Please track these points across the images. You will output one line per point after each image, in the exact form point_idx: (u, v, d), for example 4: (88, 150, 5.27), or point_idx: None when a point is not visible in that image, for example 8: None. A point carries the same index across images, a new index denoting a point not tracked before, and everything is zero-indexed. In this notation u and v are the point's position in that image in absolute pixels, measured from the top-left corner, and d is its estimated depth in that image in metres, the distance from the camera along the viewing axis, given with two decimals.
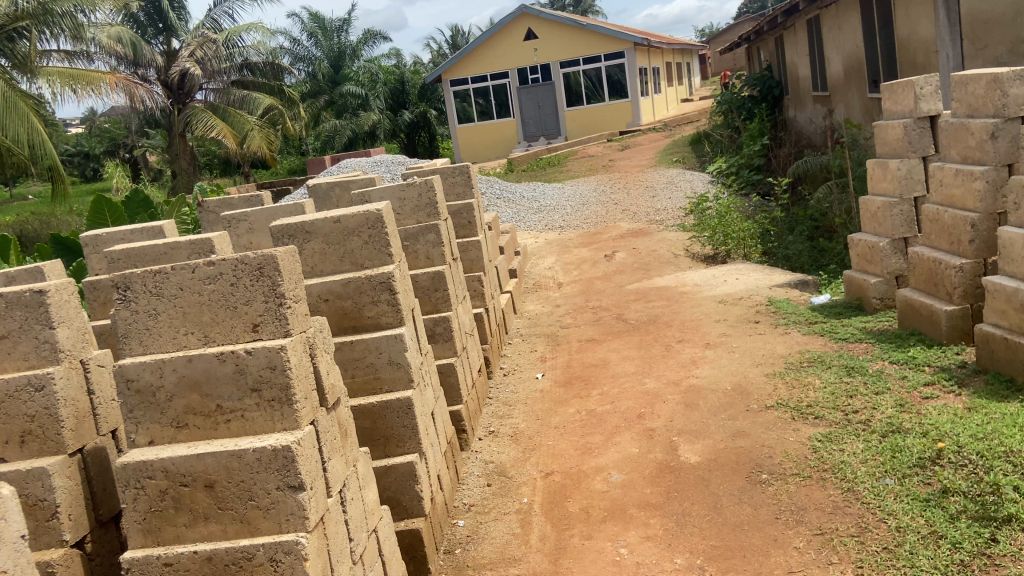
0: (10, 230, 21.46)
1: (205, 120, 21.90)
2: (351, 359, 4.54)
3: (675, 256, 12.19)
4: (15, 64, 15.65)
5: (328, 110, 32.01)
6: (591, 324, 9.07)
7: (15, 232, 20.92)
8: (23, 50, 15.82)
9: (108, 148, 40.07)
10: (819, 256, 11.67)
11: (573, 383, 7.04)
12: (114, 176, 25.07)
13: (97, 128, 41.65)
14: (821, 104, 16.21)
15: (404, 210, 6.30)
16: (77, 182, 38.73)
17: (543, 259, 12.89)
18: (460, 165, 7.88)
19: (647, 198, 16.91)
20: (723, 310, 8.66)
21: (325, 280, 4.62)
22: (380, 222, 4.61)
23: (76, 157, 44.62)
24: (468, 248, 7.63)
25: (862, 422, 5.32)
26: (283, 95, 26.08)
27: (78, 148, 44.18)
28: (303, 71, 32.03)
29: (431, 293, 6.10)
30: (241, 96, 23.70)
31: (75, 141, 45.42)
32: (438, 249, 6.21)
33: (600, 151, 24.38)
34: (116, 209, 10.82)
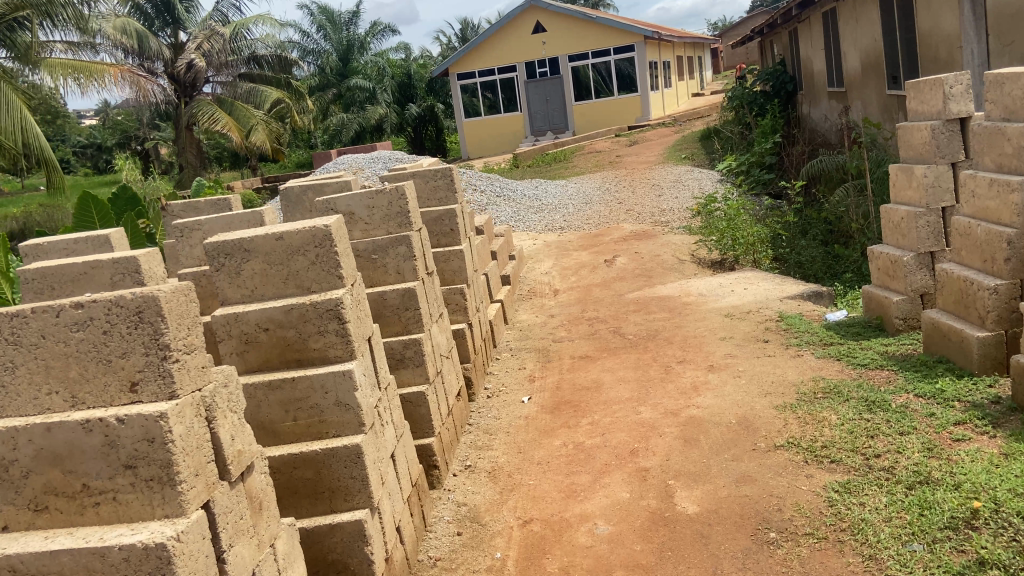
0: (14, 222, 20.99)
1: (210, 112, 21.27)
2: (291, 398, 3.90)
3: (681, 262, 11.52)
4: (16, 56, 15.16)
5: (336, 104, 31.24)
6: (586, 338, 8.42)
7: (16, 226, 20.45)
8: (25, 40, 15.29)
9: (119, 140, 39.47)
10: (833, 263, 10.97)
11: (561, 408, 6.39)
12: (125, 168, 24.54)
13: (109, 122, 41.09)
14: (837, 100, 15.48)
15: (372, 219, 5.65)
16: (87, 176, 38.30)
17: (541, 264, 12.23)
18: (441, 167, 7.24)
19: (653, 198, 16.21)
20: (728, 325, 7.99)
21: (264, 306, 3.98)
22: (328, 239, 3.99)
23: (88, 149, 44.12)
24: (449, 258, 7.00)
25: (885, 470, 4.67)
26: (290, 88, 25.49)
27: (91, 140, 43.58)
28: (312, 64, 31.28)
29: (400, 312, 5.48)
30: (248, 89, 23.01)
31: (89, 134, 44.99)
32: (410, 262, 5.58)
33: (608, 147, 23.65)
34: (103, 208, 10.03)
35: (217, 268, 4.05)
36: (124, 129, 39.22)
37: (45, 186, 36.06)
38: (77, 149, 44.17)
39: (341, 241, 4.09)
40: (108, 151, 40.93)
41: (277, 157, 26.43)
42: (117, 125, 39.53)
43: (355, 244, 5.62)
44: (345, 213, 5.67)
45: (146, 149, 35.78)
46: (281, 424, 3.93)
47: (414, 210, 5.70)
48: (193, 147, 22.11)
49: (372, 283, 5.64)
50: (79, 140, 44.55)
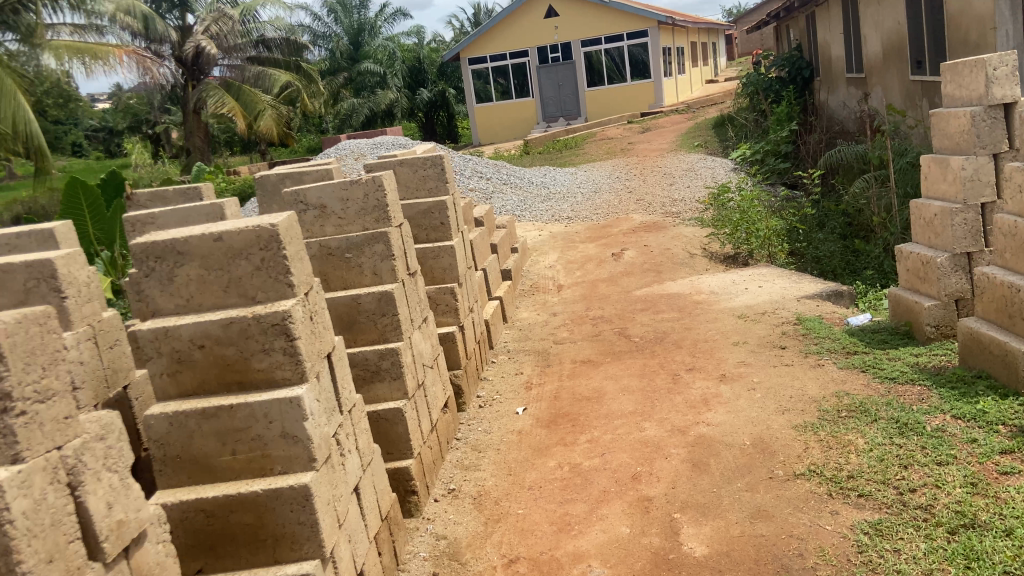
0: (18, 207, 20.57)
1: (217, 97, 20.66)
2: (228, 429, 3.34)
3: (692, 256, 10.85)
4: (21, 36, 14.78)
5: (348, 88, 30.59)
6: (588, 340, 7.80)
7: (18, 211, 19.99)
8: (28, 22, 14.92)
9: (128, 125, 38.82)
10: (853, 259, 10.30)
11: (557, 422, 5.79)
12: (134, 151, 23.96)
13: (118, 106, 40.54)
14: (857, 87, 14.72)
15: (347, 213, 5.03)
16: (97, 162, 37.75)
17: (545, 257, 11.61)
18: (431, 155, 6.60)
19: (663, 187, 15.54)
20: (744, 328, 7.34)
21: (200, 319, 3.42)
22: (275, 241, 3.41)
23: (100, 133, 43.50)
24: (439, 255, 6.42)
25: (922, 509, 4.06)
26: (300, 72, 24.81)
27: (102, 123, 42.74)
28: (322, 48, 30.62)
29: (376, 318, 4.89)
30: (257, 72, 22.36)
31: (100, 119, 44.41)
32: (388, 262, 4.96)
33: (619, 133, 22.91)
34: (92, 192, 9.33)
35: (146, 273, 3.49)
36: (135, 113, 38.41)
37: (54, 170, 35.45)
38: (89, 133, 43.57)
39: (292, 242, 3.51)
40: (118, 135, 40.22)
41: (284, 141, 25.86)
42: (127, 108, 38.75)
43: (328, 240, 5.02)
44: (317, 205, 5.06)
45: (156, 133, 35.14)
46: (218, 459, 3.37)
47: (394, 203, 5.08)
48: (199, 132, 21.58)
49: (346, 284, 5.04)
50: (92, 124, 43.99)
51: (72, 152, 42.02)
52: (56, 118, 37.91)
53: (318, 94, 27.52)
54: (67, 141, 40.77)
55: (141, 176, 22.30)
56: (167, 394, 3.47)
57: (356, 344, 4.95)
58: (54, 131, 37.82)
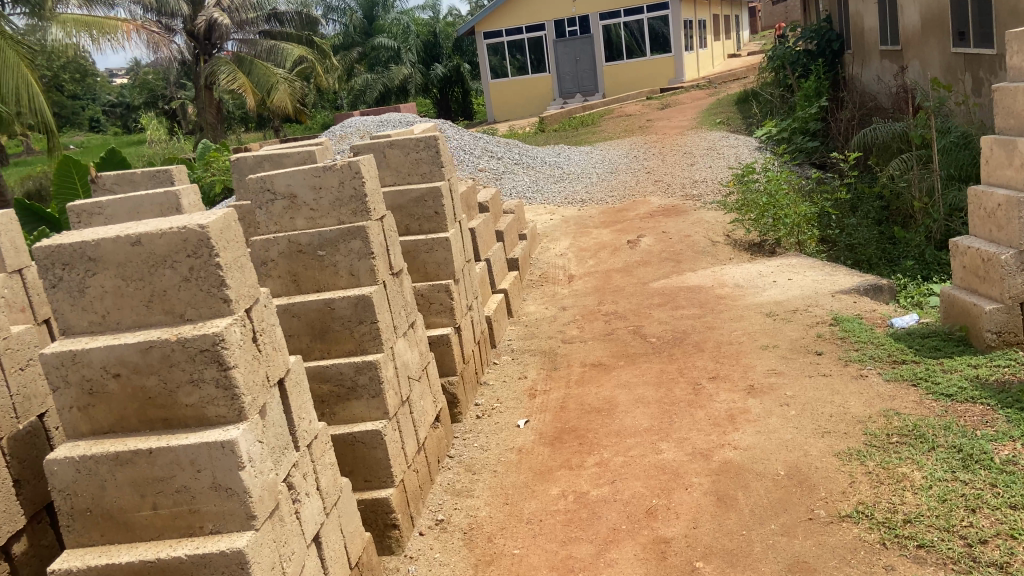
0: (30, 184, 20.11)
1: (228, 72, 19.67)
2: (147, 479, 2.71)
3: (714, 244, 10.08)
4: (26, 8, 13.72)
5: (361, 63, 29.72)
6: (600, 339, 7.12)
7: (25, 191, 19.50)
8: None
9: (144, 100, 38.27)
10: (890, 248, 9.55)
11: (563, 439, 5.13)
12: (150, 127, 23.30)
13: (135, 81, 40.01)
14: (891, 61, 13.80)
15: (320, 204, 4.37)
16: (114, 138, 37.31)
17: (557, 244, 10.89)
18: (424, 136, 5.89)
19: (683, 167, 14.76)
20: (773, 329, 6.62)
21: (113, 341, 2.77)
22: (205, 247, 2.75)
23: (118, 109, 42.85)
24: (433, 248, 5.75)
25: (998, 567, 3.37)
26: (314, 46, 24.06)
27: (120, 99, 42.07)
28: (335, 21, 29.82)
29: (352, 326, 4.24)
30: (269, 47, 21.32)
31: (118, 94, 43.98)
32: (366, 262, 4.29)
33: (638, 110, 22.02)
34: (85, 172, 9.41)
35: (52, 283, 2.85)
36: (150, 88, 37.77)
37: (70, 146, 34.99)
38: (107, 108, 42.86)
39: (230, 246, 2.84)
40: (134, 110, 39.57)
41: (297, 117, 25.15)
42: (144, 84, 38.14)
43: (297, 236, 4.36)
44: (286, 194, 4.40)
45: (170, 108, 34.47)
46: (136, 514, 2.75)
47: (375, 192, 4.42)
48: (212, 108, 20.68)
49: (320, 287, 4.39)
50: (110, 100, 43.30)
51: (91, 127, 41.65)
52: (74, 93, 37.41)
53: (333, 69, 26.74)
54: (84, 117, 40.31)
55: (156, 153, 21.77)
56: (79, 432, 2.84)
57: (332, 355, 4.30)
58: (70, 107, 37.28)
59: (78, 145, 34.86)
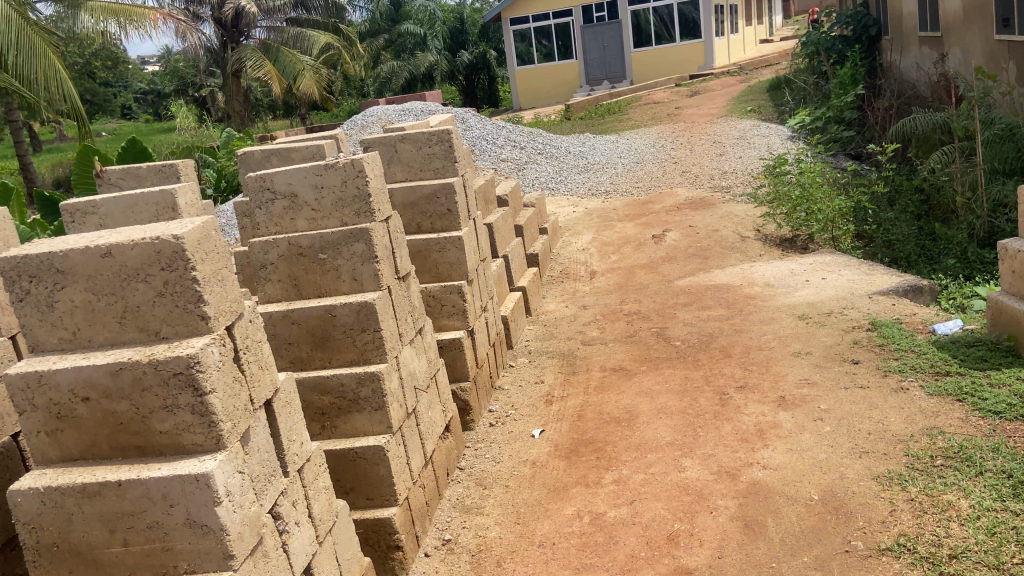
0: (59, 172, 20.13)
1: (256, 59, 19.28)
2: (117, 513, 2.48)
3: (743, 239, 9.68)
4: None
5: (387, 51, 29.45)
6: (621, 342, 6.82)
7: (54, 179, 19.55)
8: None
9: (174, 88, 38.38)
10: (929, 245, 9.12)
11: (580, 452, 4.85)
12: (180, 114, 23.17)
13: (166, 68, 40.17)
14: (931, 48, 13.20)
15: (322, 204, 4.12)
16: (145, 126, 37.53)
17: (579, 237, 10.57)
18: (437, 129, 5.61)
19: (713, 157, 14.31)
20: (805, 333, 6.27)
21: (81, 361, 2.53)
22: (180, 258, 2.50)
23: (149, 96, 43.13)
24: (445, 248, 5.51)
25: None
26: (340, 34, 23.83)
27: (153, 86, 42.41)
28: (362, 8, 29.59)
29: (355, 334, 3.99)
30: (296, 34, 20.95)
31: (149, 81, 44.26)
32: (369, 266, 4.04)
33: (666, 97, 21.50)
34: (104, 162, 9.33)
35: (19, 296, 2.61)
36: (180, 75, 37.78)
37: (103, 133, 35.24)
38: (139, 96, 43.18)
39: (208, 258, 2.59)
40: (165, 97, 39.74)
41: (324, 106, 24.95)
42: (175, 71, 38.23)
43: (298, 238, 4.12)
44: (286, 193, 4.15)
45: (199, 96, 34.53)
46: (107, 550, 2.53)
47: (380, 192, 4.16)
48: (239, 96, 20.45)
49: (321, 291, 4.13)
50: (141, 87, 43.57)
51: (124, 114, 41.98)
52: (108, 81, 37.63)
53: (359, 57, 26.52)
54: (116, 104, 40.61)
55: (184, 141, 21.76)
56: (47, 459, 2.62)
57: (333, 365, 4.06)
58: (103, 94, 37.54)
59: (111, 133, 35.10)
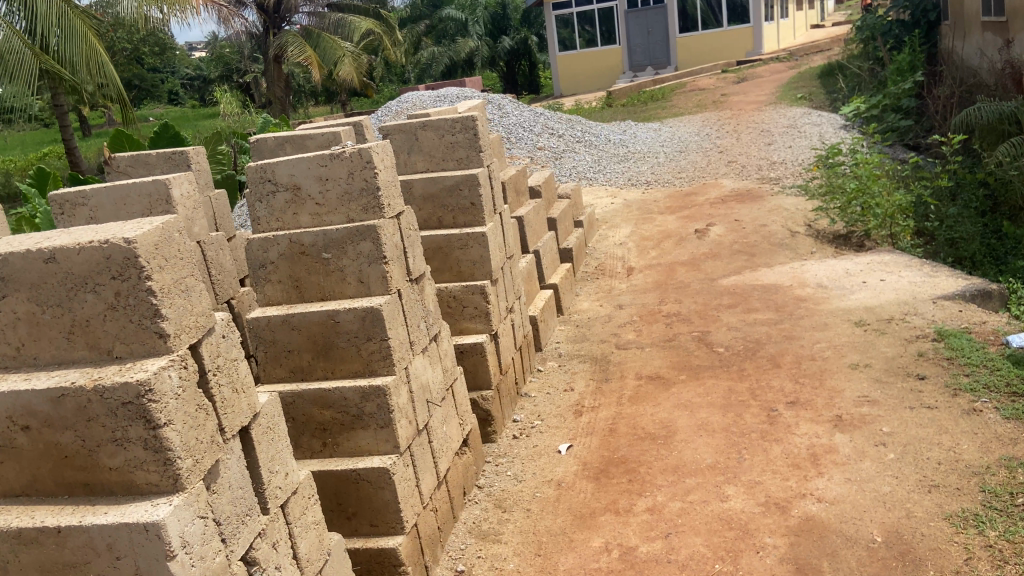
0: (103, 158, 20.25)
1: (297, 44, 18.77)
2: (57, 564, 2.12)
3: (793, 235, 9.06)
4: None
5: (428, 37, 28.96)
6: (659, 346, 6.34)
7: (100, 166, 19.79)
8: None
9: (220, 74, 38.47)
10: (996, 246, 8.51)
11: (610, 473, 4.42)
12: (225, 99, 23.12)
13: (212, 55, 40.32)
14: (995, 32, 12.32)
15: (326, 198, 3.76)
16: (191, 112, 37.73)
17: (617, 230, 10.07)
18: (461, 116, 5.20)
19: (760, 146, 13.64)
20: (863, 343, 5.70)
21: (20, 383, 2.16)
22: (132, 266, 2.09)
23: (197, 82, 43.50)
24: (468, 244, 5.12)
25: None
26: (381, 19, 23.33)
27: (200, 72, 42.81)
28: None
29: (359, 343, 3.61)
30: (337, 20, 20.27)
31: (197, 66, 44.60)
32: (377, 267, 3.66)
33: (711, 84, 20.73)
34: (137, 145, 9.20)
35: None
36: (226, 61, 37.75)
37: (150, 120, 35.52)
38: (187, 82, 43.53)
39: (168, 264, 2.18)
40: (211, 84, 39.88)
41: (366, 92, 24.64)
42: (220, 57, 38.29)
43: (299, 235, 3.74)
44: (288, 185, 3.79)
45: (242, 82, 34.58)
46: None
47: (389, 185, 3.77)
48: (281, 82, 20.15)
49: (324, 295, 3.76)
50: (189, 73, 44.01)
51: (172, 100, 42.30)
52: (156, 67, 37.86)
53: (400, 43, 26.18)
54: (165, 90, 40.94)
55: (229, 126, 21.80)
56: None
57: (336, 376, 3.68)
58: (151, 80, 37.88)
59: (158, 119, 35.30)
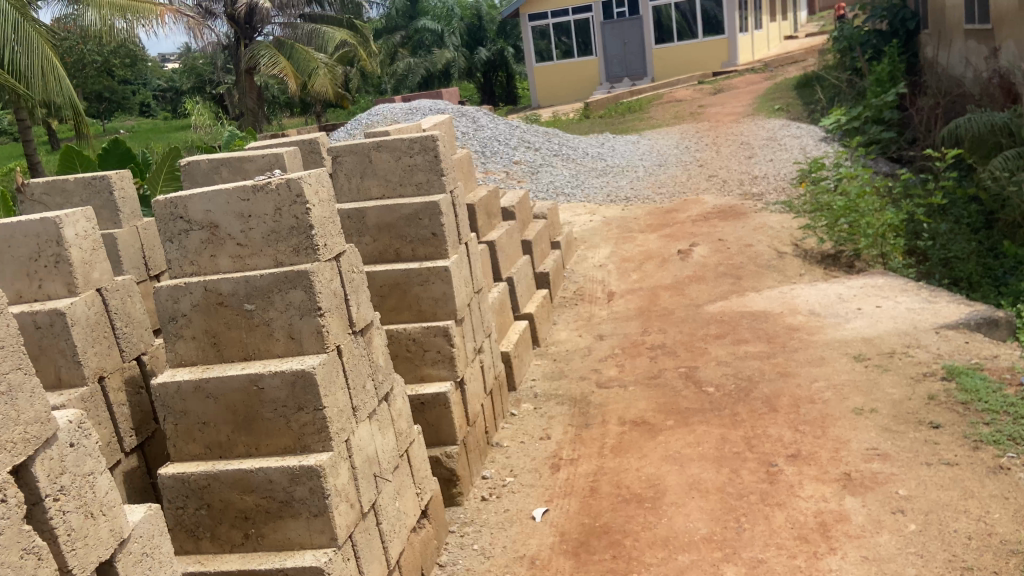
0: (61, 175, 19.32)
1: (269, 55, 17.98)
2: None
3: (781, 256, 8.55)
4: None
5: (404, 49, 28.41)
6: (642, 384, 5.78)
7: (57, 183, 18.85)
8: None
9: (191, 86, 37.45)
10: (994, 267, 8.11)
11: (593, 547, 3.87)
12: (194, 112, 22.36)
13: (184, 66, 39.33)
14: (980, 41, 11.98)
15: (249, 238, 3.16)
16: (161, 125, 36.70)
17: (596, 251, 9.52)
18: (420, 136, 4.59)
19: (740, 159, 13.21)
20: (865, 381, 5.18)
21: None
22: None
23: (167, 94, 42.38)
24: (429, 281, 4.53)
25: None
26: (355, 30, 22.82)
27: (172, 84, 41.69)
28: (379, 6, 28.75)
29: (288, 414, 3.02)
30: (310, 30, 19.46)
31: (168, 78, 43.57)
32: (310, 321, 3.07)
33: (689, 95, 20.36)
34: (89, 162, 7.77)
35: None
36: (198, 73, 36.74)
37: (119, 132, 34.44)
38: (158, 93, 42.32)
39: None
40: (182, 96, 38.88)
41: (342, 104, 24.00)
42: (191, 68, 37.29)
43: (217, 282, 3.14)
44: (204, 224, 3.19)
45: (214, 93, 33.64)
46: None
47: (326, 222, 3.18)
48: (254, 94, 19.40)
49: (247, 354, 3.16)
50: (160, 84, 42.81)
51: (143, 112, 41.13)
52: (126, 79, 36.83)
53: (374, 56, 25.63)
54: (136, 101, 39.80)
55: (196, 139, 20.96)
56: None
57: (260, 453, 3.10)
58: (122, 92, 36.79)
59: (128, 131, 34.24)
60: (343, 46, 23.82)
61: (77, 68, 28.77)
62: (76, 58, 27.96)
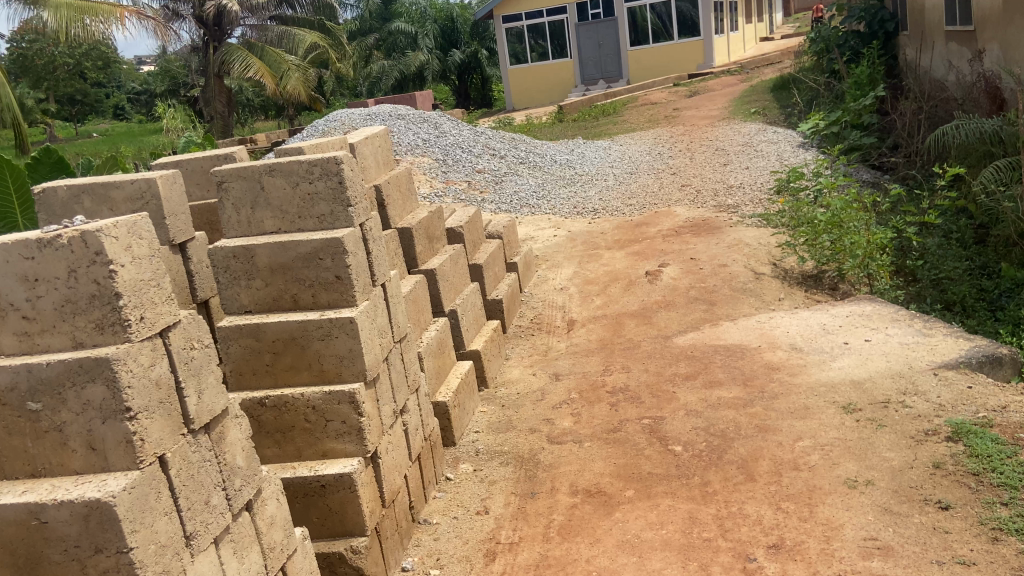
0: None
1: (239, 58, 16.96)
2: None
3: (758, 277, 7.79)
4: None
5: (377, 51, 27.55)
6: (598, 440, 4.96)
7: None
8: None
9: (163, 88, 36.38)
10: (988, 290, 7.44)
11: None
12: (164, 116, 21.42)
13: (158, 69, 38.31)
14: (963, 43, 11.37)
15: (42, 309, 2.29)
16: (133, 128, 35.64)
17: (558, 272, 8.73)
18: (320, 157, 3.78)
19: (715, 167, 12.48)
20: (859, 440, 4.41)
21: None
22: None
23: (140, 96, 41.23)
24: (332, 335, 3.68)
25: None
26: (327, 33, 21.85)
27: (145, 86, 40.57)
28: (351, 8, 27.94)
29: (83, 556, 2.20)
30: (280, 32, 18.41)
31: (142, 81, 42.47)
32: (117, 426, 2.23)
33: (663, 98, 19.65)
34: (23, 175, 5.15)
35: None
36: (171, 75, 35.74)
37: (89, 135, 33.44)
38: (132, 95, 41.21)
39: None
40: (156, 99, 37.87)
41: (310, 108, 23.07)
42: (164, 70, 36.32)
43: None
44: None
45: (185, 97, 32.67)
46: None
47: (143, 286, 2.32)
48: (222, 99, 18.09)
49: (40, 469, 2.32)
50: (134, 86, 41.70)
51: (116, 115, 39.99)
52: (98, 83, 35.82)
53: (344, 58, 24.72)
54: (108, 105, 38.73)
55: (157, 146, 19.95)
56: None
57: None
58: (94, 94, 35.71)
59: (99, 134, 33.24)
60: (314, 49, 22.86)
61: (45, 71, 27.87)
62: (43, 60, 27.07)
